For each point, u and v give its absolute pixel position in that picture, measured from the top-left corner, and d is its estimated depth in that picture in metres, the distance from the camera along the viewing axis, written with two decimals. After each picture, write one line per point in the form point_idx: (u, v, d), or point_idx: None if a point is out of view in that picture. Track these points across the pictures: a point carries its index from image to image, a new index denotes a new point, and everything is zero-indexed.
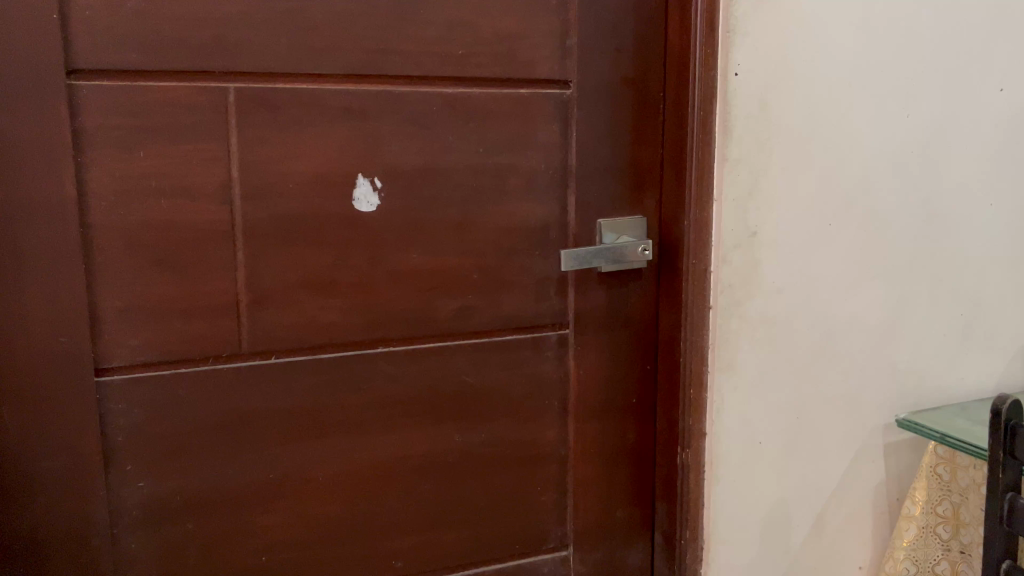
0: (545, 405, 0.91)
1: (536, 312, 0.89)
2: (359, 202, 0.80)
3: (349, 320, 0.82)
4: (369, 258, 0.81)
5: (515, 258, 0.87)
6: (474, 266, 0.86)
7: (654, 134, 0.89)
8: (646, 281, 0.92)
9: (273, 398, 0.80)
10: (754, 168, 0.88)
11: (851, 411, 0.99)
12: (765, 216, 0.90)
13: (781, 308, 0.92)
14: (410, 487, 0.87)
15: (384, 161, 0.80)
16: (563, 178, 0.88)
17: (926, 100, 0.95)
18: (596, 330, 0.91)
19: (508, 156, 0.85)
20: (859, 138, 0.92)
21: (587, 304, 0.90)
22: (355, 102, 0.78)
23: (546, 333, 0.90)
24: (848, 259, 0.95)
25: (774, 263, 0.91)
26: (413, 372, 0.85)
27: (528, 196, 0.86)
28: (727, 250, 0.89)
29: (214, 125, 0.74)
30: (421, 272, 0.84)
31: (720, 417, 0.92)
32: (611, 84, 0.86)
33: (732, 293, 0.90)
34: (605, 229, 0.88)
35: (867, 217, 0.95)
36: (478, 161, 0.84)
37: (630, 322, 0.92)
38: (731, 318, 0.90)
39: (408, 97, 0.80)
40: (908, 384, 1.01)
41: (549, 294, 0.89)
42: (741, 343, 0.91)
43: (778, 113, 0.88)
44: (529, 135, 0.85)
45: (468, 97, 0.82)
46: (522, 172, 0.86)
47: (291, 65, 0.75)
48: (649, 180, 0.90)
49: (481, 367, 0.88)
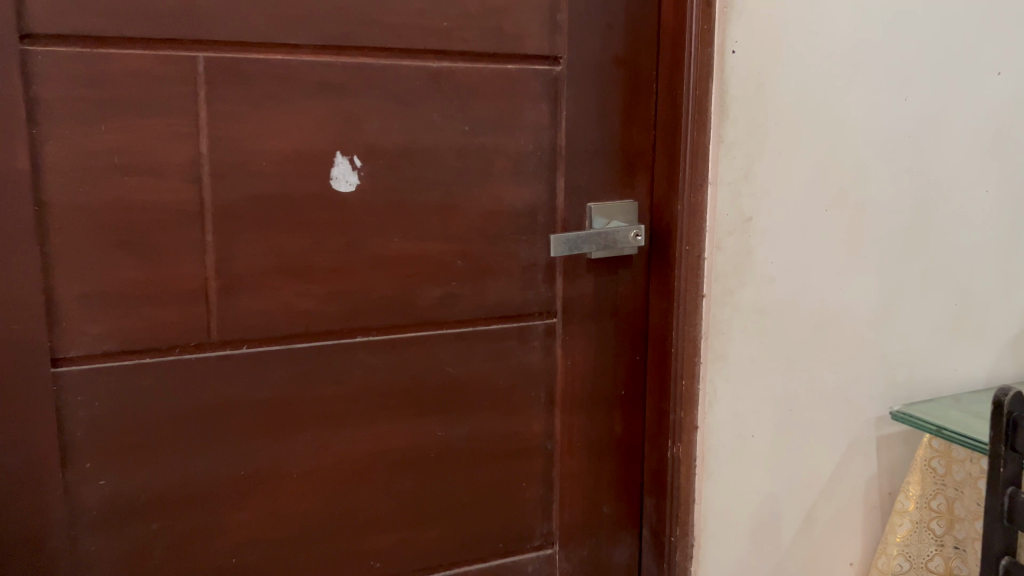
0: (531, 398, 0.87)
1: (523, 301, 0.85)
2: (336, 182, 0.75)
3: (326, 309, 0.77)
4: (348, 241, 0.76)
5: (501, 243, 0.83)
6: (458, 252, 0.81)
7: (645, 116, 0.86)
8: (637, 269, 0.89)
9: (245, 390, 0.75)
10: (748, 151, 0.84)
11: (843, 404, 0.96)
12: (760, 202, 0.86)
13: (773, 297, 0.89)
14: (389, 483, 0.83)
15: (364, 140, 0.75)
16: (551, 160, 0.83)
17: (923, 83, 0.92)
18: (584, 318, 0.87)
19: (495, 135, 0.81)
20: (857, 120, 0.89)
21: (575, 292, 0.86)
22: (334, 75, 0.73)
23: (533, 322, 0.86)
24: (841, 247, 0.91)
25: (768, 251, 0.88)
26: (394, 364, 0.80)
27: (515, 178, 0.82)
28: (721, 237, 0.85)
29: (183, 97, 0.69)
30: (404, 258, 0.79)
31: (712, 410, 0.88)
32: (601, 63, 0.82)
33: (726, 281, 0.86)
34: (596, 214, 0.85)
35: (861, 206, 0.91)
36: (464, 141, 0.79)
37: (619, 311, 0.89)
38: (724, 308, 0.87)
39: (389, 72, 0.75)
40: (899, 377, 0.98)
41: (536, 282, 0.85)
42: (734, 333, 0.88)
43: (774, 94, 0.84)
44: (517, 115, 0.81)
45: (453, 73, 0.78)
46: (508, 154, 0.81)
47: (265, 34, 0.71)
48: (640, 164, 0.87)
49: (465, 358, 0.83)
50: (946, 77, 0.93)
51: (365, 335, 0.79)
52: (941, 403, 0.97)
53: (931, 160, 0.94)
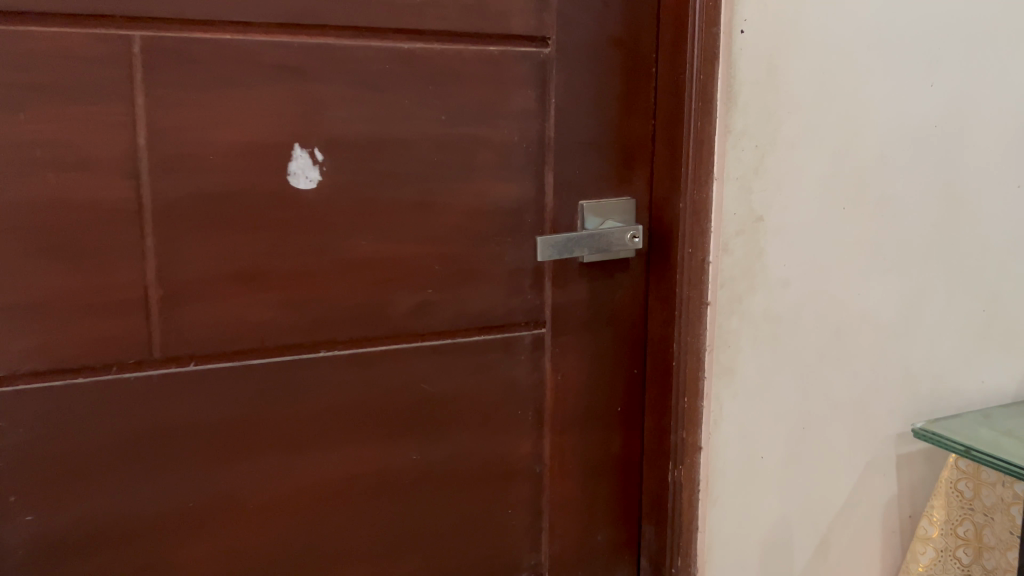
0: (518, 416, 0.79)
1: (508, 309, 0.76)
2: (295, 178, 0.66)
3: (284, 320, 0.68)
4: (309, 245, 0.67)
5: (484, 246, 0.74)
6: (436, 256, 0.72)
7: (644, 104, 0.77)
8: (635, 274, 0.80)
9: (194, 412, 0.67)
10: (759, 142, 0.75)
11: (861, 420, 0.87)
12: (772, 198, 0.77)
13: (787, 303, 0.80)
14: (359, 514, 0.74)
15: (327, 131, 0.66)
16: (540, 153, 0.75)
17: (951, 66, 0.83)
18: (577, 328, 0.79)
19: (477, 125, 0.72)
20: (878, 108, 0.80)
21: (566, 300, 0.78)
22: (292, 57, 0.65)
23: (519, 333, 0.77)
24: (860, 248, 0.83)
25: (780, 253, 0.78)
26: (363, 380, 0.72)
27: (500, 173, 0.73)
28: (728, 238, 0.76)
29: (117, 82, 0.60)
30: (373, 262, 0.70)
31: (718, 429, 0.79)
32: (595, 45, 0.74)
33: (733, 287, 0.77)
34: (589, 212, 0.76)
35: (882, 203, 0.83)
36: (441, 131, 0.70)
37: (616, 320, 0.80)
38: (731, 317, 0.78)
39: (354, 54, 0.66)
40: (923, 390, 0.90)
41: (522, 288, 0.77)
42: (742, 345, 0.79)
43: (789, 77, 0.75)
44: (500, 102, 0.72)
45: (428, 55, 0.69)
46: (492, 146, 0.73)
47: (211, 10, 0.62)
48: (640, 157, 0.78)
49: (444, 372, 0.75)
50: (975, 62, 0.84)
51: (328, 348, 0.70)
52: (967, 420, 0.89)
53: (957, 152, 0.85)
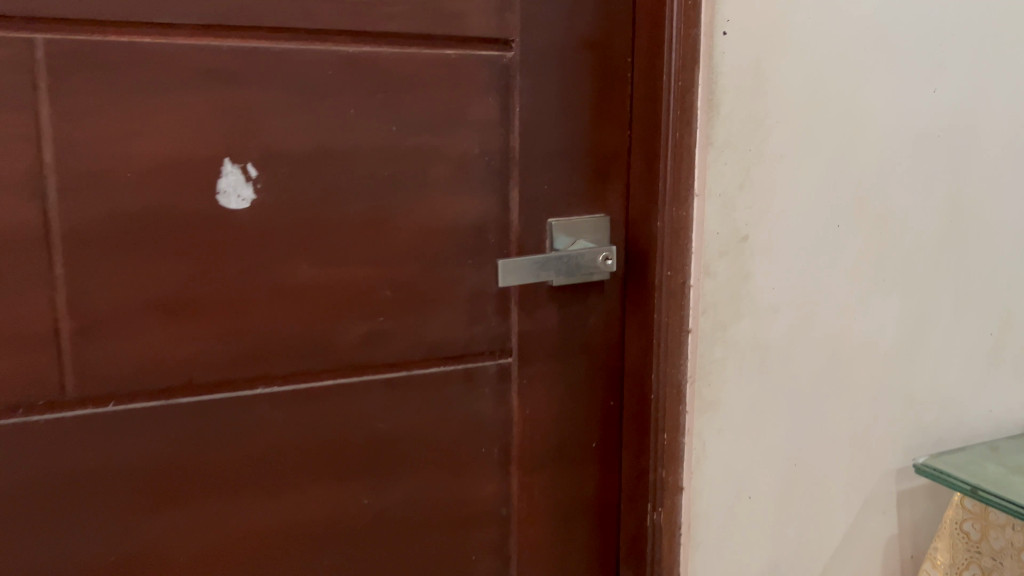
0: (482, 453, 0.72)
1: (470, 337, 0.70)
2: (225, 197, 0.60)
3: (216, 354, 0.62)
4: (242, 270, 0.61)
5: (442, 268, 0.67)
6: (387, 280, 0.66)
7: (619, 112, 0.71)
8: (610, 297, 0.73)
9: (114, 457, 0.60)
10: (745, 155, 0.68)
11: (859, 454, 0.80)
12: (760, 216, 0.70)
13: (777, 330, 0.73)
14: (305, 565, 0.67)
15: (262, 144, 0.60)
16: (504, 166, 0.68)
17: (955, 69, 0.76)
18: (547, 357, 0.72)
19: (432, 136, 0.65)
20: (875, 117, 0.74)
21: (534, 326, 0.71)
22: (220, 62, 0.58)
23: (482, 364, 0.71)
24: (856, 269, 0.76)
25: (769, 275, 0.72)
26: (305, 418, 0.65)
27: (457, 189, 0.67)
28: (710, 261, 0.69)
29: (18, 91, 0.54)
30: (315, 289, 0.63)
31: (701, 468, 0.73)
32: (564, 47, 0.67)
33: (717, 313, 0.70)
34: (557, 231, 0.70)
35: (880, 219, 0.76)
36: (392, 142, 0.63)
37: (590, 348, 0.74)
38: (714, 345, 0.71)
39: (291, 58, 0.59)
40: (926, 421, 0.83)
41: (486, 314, 0.70)
42: (727, 376, 0.72)
43: (778, 82, 0.68)
44: (458, 110, 0.65)
45: (376, 59, 0.62)
46: (449, 159, 0.66)
47: (126, 11, 0.55)
48: (615, 170, 0.71)
49: (398, 408, 0.68)
50: (981, 66, 0.77)
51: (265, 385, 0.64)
52: (961, 454, 0.83)
53: (962, 164, 0.79)
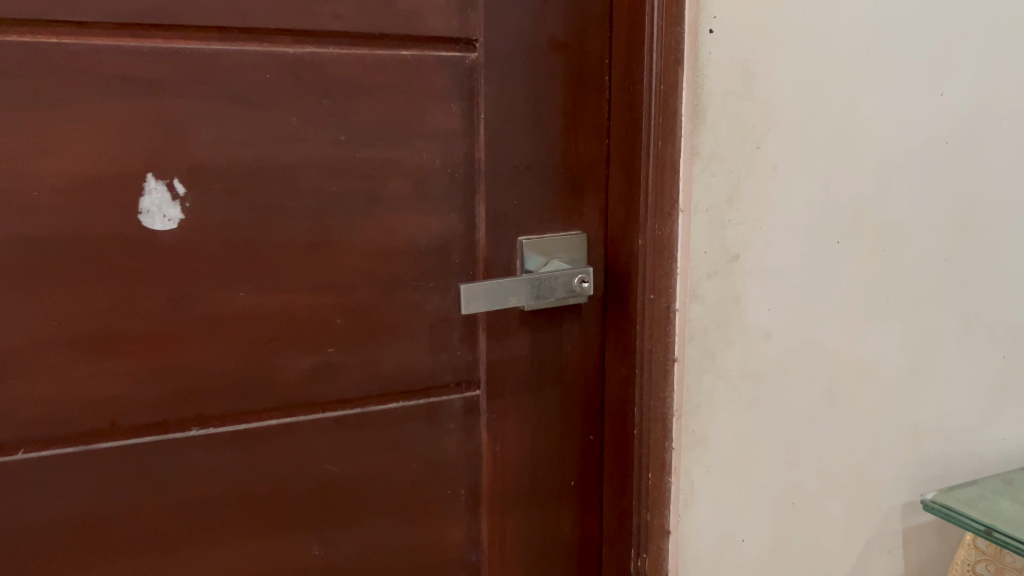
0: (447, 495, 0.65)
1: (432, 368, 0.63)
2: (148, 217, 0.53)
3: (141, 394, 0.55)
4: (170, 299, 0.54)
5: (400, 293, 0.61)
6: (337, 308, 0.59)
7: (595, 119, 0.64)
8: (588, 322, 0.67)
9: (26, 511, 0.53)
10: (734, 166, 0.62)
11: (861, 490, 0.73)
12: (751, 233, 0.63)
13: (770, 358, 0.66)
14: None
15: (192, 158, 0.53)
16: (467, 179, 0.61)
17: (964, 71, 0.70)
18: (518, 389, 0.65)
19: (386, 147, 0.58)
20: (877, 123, 0.67)
21: (504, 356, 0.64)
22: (141, 67, 0.51)
23: (447, 398, 0.64)
24: (857, 290, 0.69)
25: (761, 298, 0.65)
26: (247, 461, 0.58)
27: (415, 206, 0.60)
28: (697, 282, 0.62)
29: None
30: (255, 318, 0.57)
31: (688, 510, 0.66)
32: (534, 48, 0.60)
33: (706, 339, 0.63)
34: (529, 249, 0.63)
35: (881, 235, 0.69)
36: (340, 155, 0.57)
37: (566, 378, 0.67)
38: (703, 376, 0.64)
39: (224, 61, 0.53)
40: (934, 453, 0.76)
41: (450, 342, 0.63)
42: (717, 410, 0.65)
43: (770, 85, 0.62)
44: (415, 118, 0.59)
45: (321, 61, 0.55)
46: (406, 172, 0.59)
47: (29, 8, 0.48)
48: (591, 183, 0.65)
49: (352, 449, 0.61)
50: (993, 69, 0.71)
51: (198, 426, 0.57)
52: (971, 489, 0.77)
53: (971, 174, 0.72)
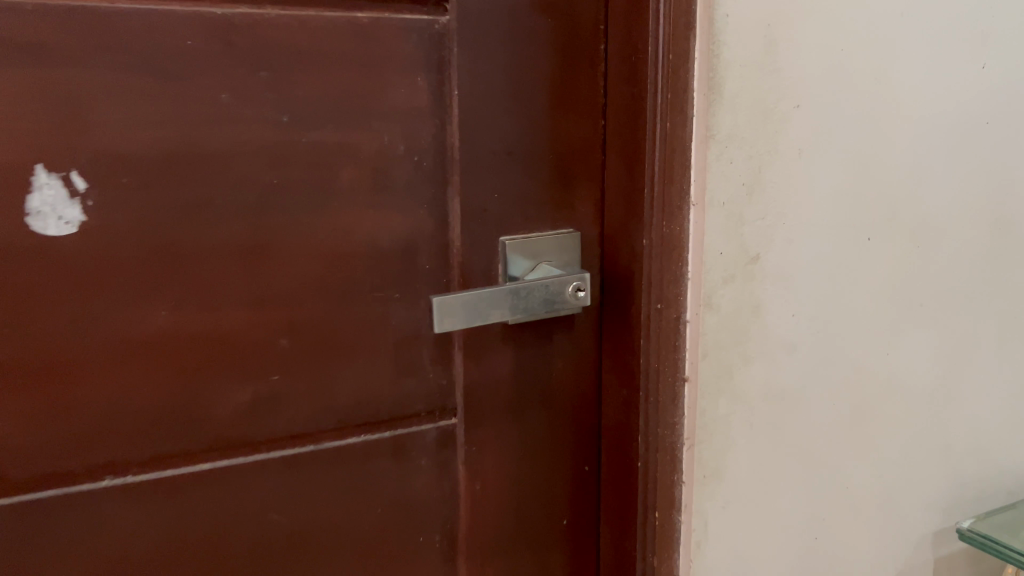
0: (418, 541, 0.55)
1: (398, 395, 0.53)
2: (40, 221, 0.42)
3: (38, 439, 0.44)
4: (72, 320, 0.44)
5: (359, 306, 0.50)
6: (282, 326, 0.49)
7: (589, 96, 0.54)
8: (581, 336, 0.57)
9: None
10: (753, 152, 0.52)
11: (890, 519, 0.64)
12: (772, 230, 0.54)
13: (792, 375, 0.57)
14: None
15: (95, 144, 0.42)
16: (438, 169, 0.51)
17: (1004, 39, 0.61)
18: (501, 416, 0.55)
19: (337, 129, 0.48)
20: (913, 101, 0.58)
21: (483, 377, 0.54)
22: (25, 28, 0.40)
23: (417, 429, 0.54)
24: (889, 294, 0.60)
25: (783, 306, 0.55)
26: (175, 514, 0.48)
27: (375, 201, 0.50)
28: (712, 290, 0.53)
29: None
30: (180, 340, 0.46)
31: (701, 553, 0.56)
32: (517, 10, 0.50)
33: (722, 355, 0.54)
34: (513, 252, 0.53)
35: (917, 231, 0.60)
36: (280, 139, 0.46)
37: (557, 401, 0.57)
38: (718, 398, 0.54)
39: (133, 23, 0.42)
40: (966, 473, 0.67)
41: (420, 363, 0.53)
42: (733, 436, 0.56)
43: (795, 55, 0.52)
44: (374, 95, 0.48)
45: (256, 23, 0.45)
46: (364, 160, 0.49)
47: None
48: (584, 171, 0.55)
49: (304, 493, 0.51)
50: None
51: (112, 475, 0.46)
52: (1006, 518, 0.69)
53: (1007, 160, 0.63)
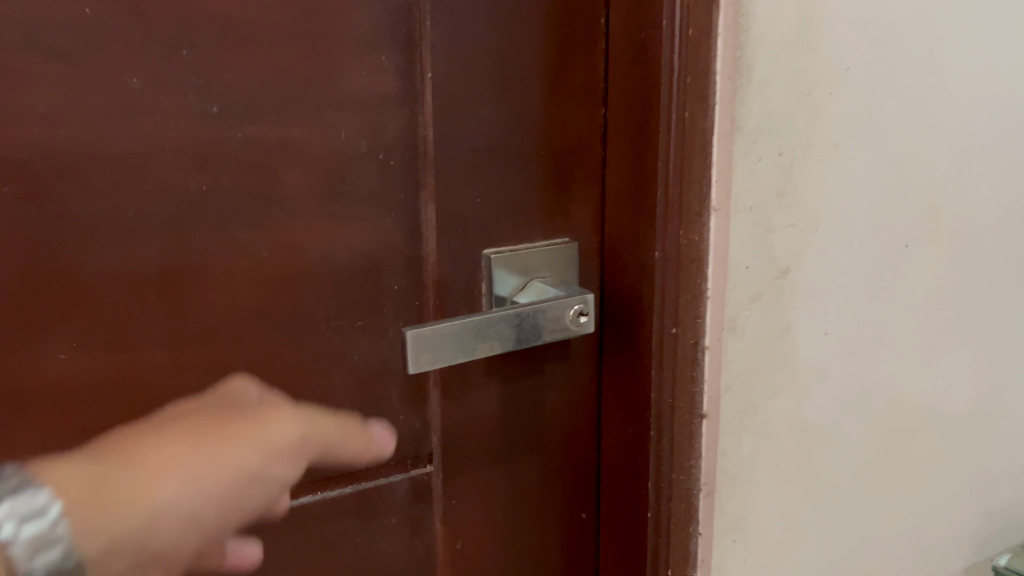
0: None
1: (362, 443, 0.44)
2: None
3: None
4: None
5: (311, 339, 0.41)
6: (216, 367, 0.39)
7: (587, 80, 0.45)
8: (578, 364, 0.48)
9: None
10: (786, 148, 0.44)
11: (921, 559, 0.57)
12: (805, 239, 0.46)
13: (823, 405, 0.49)
14: None
15: None
16: (407, 170, 0.42)
17: None
18: (485, 463, 0.46)
19: (282, 123, 0.38)
20: (959, 85, 0.49)
21: (464, 418, 0.45)
22: None
23: (386, 481, 0.45)
24: (927, 308, 0.52)
25: (815, 328, 0.47)
26: None
27: (331, 210, 0.40)
28: (736, 311, 0.44)
29: None
30: (85, 390, 0.36)
31: None
32: None
33: (746, 387, 0.46)
34: (499, 269, 0.44)
35: (958, 235, 0.52)
36: (209, 134, 0.37)
37: (550, 441, 0.48)
38: (742, 436, 0.46)
39: None
40: (1000, 504, 0.60)
41: (388, 404, 0.44)
42: (758, 479, 0.48)
43: (834, 31, 0.44)
44: (327, 80, 0.39)
45: None
46: (316, 161, 0.39)
47: None
48: (581, 171, 0.46)
49: None
50: None
51: (34, 527, 0.30)
52: None
53: None
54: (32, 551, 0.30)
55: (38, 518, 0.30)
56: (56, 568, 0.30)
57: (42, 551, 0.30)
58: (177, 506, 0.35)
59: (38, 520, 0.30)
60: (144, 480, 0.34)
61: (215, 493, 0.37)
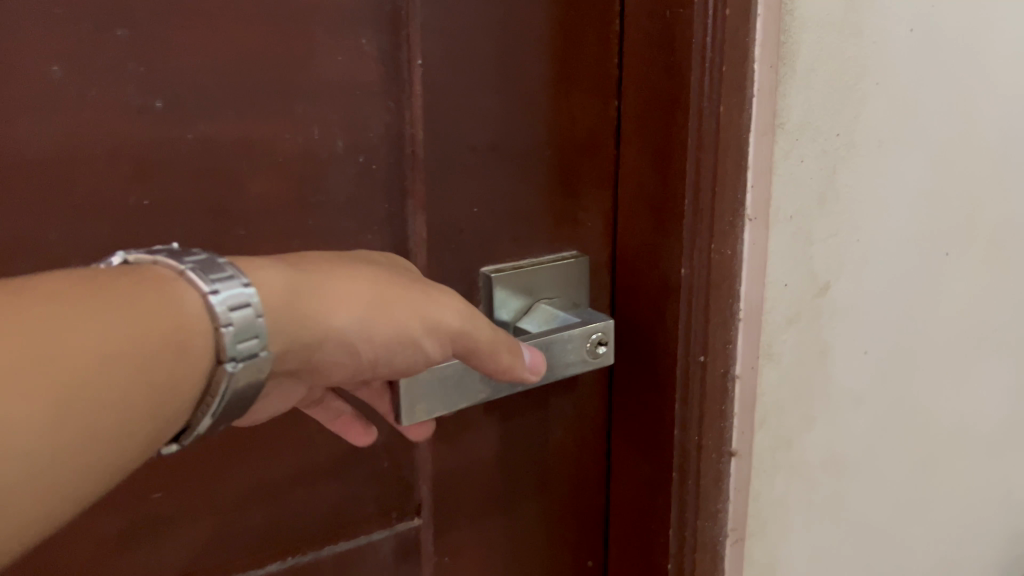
0: None
1: (341, 498, 0.37)
2: None
3: None
4: None
5: None
6: None
7: (600, 68, 0.38)
8: (586, 394, 0.42)
9: None
10: (829, 148, 0.38)
11: None
12: (846, 250, 0.40)
13: (858, 433, 0.44)
14: None
15: None
16: (392, 175, 0.35)
17: None
18: (483, 511, 0.40)
19: (242, 120, 0.31)
20: (1005, 76, 0.44)
21: (459, 462, 0.39)
22: None
23: (367, 540, 0.38)
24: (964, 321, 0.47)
25: (853, 349, 0.42)
26: None
27: (303, 224, 0.33)
28: (773, 336, 0.39)
29: None
30: None
31: None
32: None
33: (780, 419, 0.40)
34: (499, 289, 0.38)
35: (996, 240, 0.47)
36: (151, 134, 0.29)
37: (554, 482, 0.42)
38: (775, 475, 0.41)
39: None
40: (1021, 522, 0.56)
41: (372, 451, 0.37)
42: (790, 520, 0.42)
43: (884, 13, 0.38)
44: (297, 68, 0.32)
45: None
46: (285, 165, 0.32)
47: None
48: (592, 174, 0.39)
49: None
50: None
51: (234, 319, 0.23)
52: None
53: None
54: (234, 336, 0.23)
55: (243, 304, 0.23)
56: (251, 360, 0.24)
57: (243, 340, 0.24)
58: (354, 344, 0.27)
59: (247, 305, 0.23)
60: (331, 299, 0.26)
61: (380, 338, 0.27)
